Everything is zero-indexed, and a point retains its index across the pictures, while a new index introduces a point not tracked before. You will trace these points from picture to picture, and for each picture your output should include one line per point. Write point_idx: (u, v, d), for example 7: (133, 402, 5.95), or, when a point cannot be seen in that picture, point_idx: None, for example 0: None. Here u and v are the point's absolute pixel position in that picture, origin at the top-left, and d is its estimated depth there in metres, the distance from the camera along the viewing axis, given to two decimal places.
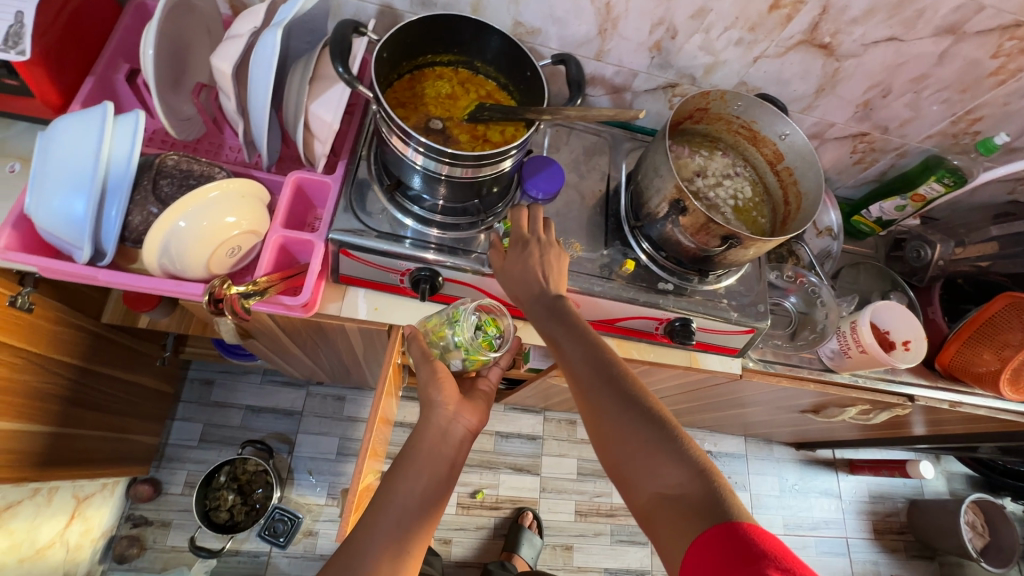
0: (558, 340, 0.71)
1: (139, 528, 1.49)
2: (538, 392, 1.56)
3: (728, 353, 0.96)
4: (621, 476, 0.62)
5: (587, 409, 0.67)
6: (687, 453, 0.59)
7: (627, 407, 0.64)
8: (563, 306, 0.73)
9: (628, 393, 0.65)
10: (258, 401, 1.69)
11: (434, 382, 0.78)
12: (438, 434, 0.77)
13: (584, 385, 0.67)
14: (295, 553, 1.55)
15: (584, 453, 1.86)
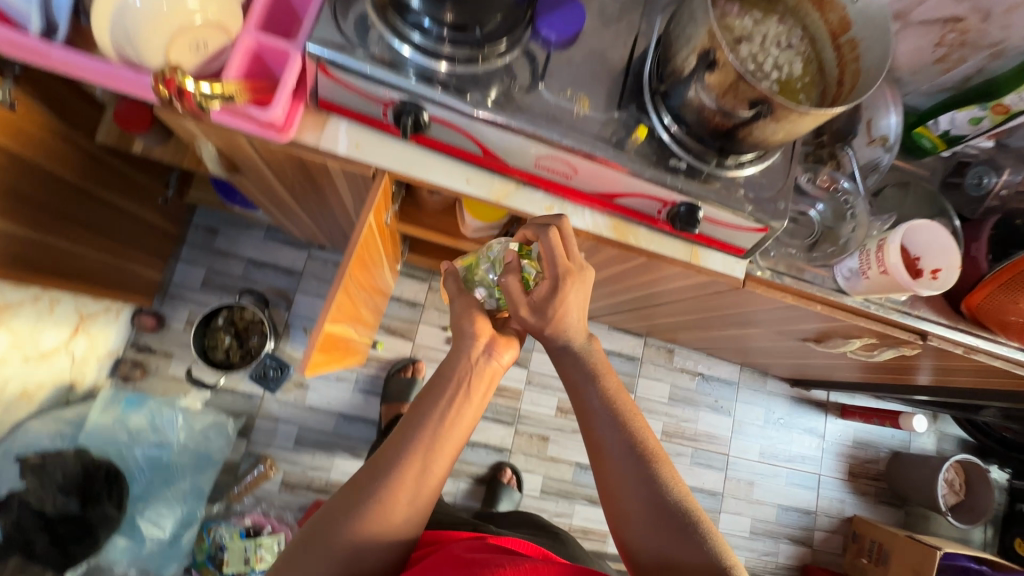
0: (584, 396, 0.79)
1: (143, 355, 1.58)
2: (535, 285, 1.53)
3: (733, 254, 0.89)
4: (628, 543, 0.73)
5: (609, 481, 0.75)
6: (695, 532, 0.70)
7: (652, 493, 0.73)
8: (591, 363, 0.80)
9: (654, 471, 0.74)
10: (260, 256, 1.70)
11: (468, 313, 0.81)
12: (466, 365, 0.78)
13: (609, 461, 0.75)
14: (285, 400, 1.65)
15: None
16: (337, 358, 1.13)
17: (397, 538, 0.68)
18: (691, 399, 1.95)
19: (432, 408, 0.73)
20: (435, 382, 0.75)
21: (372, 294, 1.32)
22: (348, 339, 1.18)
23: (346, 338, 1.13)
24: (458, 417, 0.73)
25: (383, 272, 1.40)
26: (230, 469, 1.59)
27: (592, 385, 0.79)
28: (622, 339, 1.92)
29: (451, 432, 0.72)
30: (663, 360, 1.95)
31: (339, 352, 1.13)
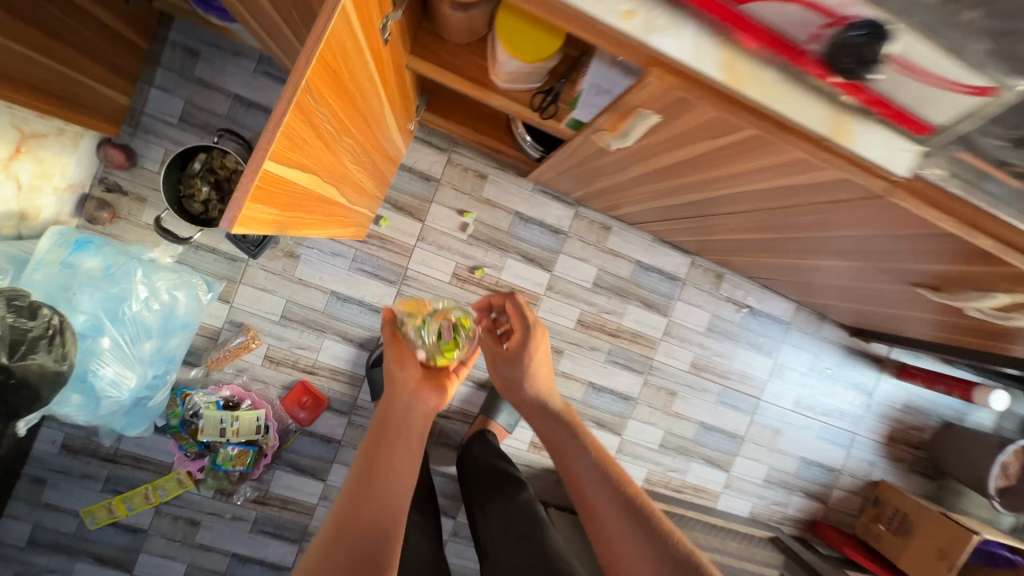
0: (573, 456, 1.11)
1: (112, 196, 1.37)
2: (582, 167, 1.24)
3: (908, 130, 0.57)
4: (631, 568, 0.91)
5: (600, 525, 1.00)
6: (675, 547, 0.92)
7: (647, 536, 0.94)
8: (572, 423, 1.15)
9: (644, 520, 0.97)
10: (250, 94, 1.41)
11: (396, 360, 0.93)
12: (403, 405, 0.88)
13: (607, 517, 0.99)
14: (272, 268, 1.46)
15: (606, 265, 1.61)
16: (303, 221, 0.84)
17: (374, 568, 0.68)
18: (731, 333, 1.70)
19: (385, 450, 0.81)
20: (381, 429, 0.83)
21: (369, 148, 1.03)
22: (325, 201, 0.89)
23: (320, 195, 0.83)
24: (405, 453, 0.82)
25: (388, 125, 1.10)
26: (209, 335, 1.45)
27: (573, 437, 1.13)
28: (666, 254, 1.64)
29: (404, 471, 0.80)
30: (709, 287, 1.67)
31: (308, 214, 0.84)
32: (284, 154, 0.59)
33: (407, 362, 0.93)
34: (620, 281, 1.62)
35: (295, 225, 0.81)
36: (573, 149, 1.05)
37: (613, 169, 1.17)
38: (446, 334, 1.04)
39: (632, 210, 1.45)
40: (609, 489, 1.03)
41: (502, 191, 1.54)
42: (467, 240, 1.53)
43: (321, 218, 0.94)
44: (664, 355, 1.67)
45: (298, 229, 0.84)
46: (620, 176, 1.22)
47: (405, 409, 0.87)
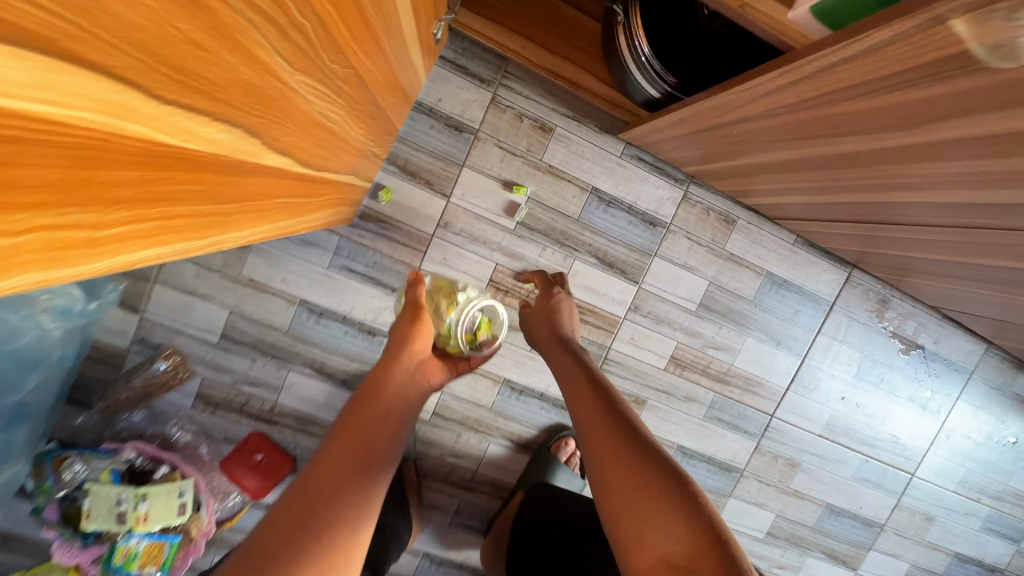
0: (578, 368, 0.68)
1: None
2: (777, 120, 0.56)
3: None
4: (624, 520, 0.48)
5: (590, 441, 0.56)
6: (696, 505, 0.47)
7: (639, 469, 0.50)
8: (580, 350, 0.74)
9: (644, 446, 0.53)
10: None
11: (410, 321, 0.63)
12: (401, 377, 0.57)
13: (593, 434, 0.56)
14: (206, 260, 0.92)
15: (721, 278, 1.05)
16: (85, 236, 0.24)
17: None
18: (888, 383, 1.16)
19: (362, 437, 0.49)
20: (362, 410, 0.52)
21: (344, 43, 0.42)
22: (187, 164, 0.28)
23: (127, 145, 0.23)
24: (391, 445, 0.51)
25: (389, 4, 0.49)
26: (108, 360, 0.93)
27: (579, 356, 0.70)
28: (811, 267, 1.08)
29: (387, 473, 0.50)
30: (867, 317, 1.12)
31: (106, 206, 0.24)
32: None
33: (428, 331, 0.63)
34: (740, 303, 1.07)
35: (23, 255, 0.20)
36: (852, 57, 0.40)
37: (851, 136, 0.52)
38: (473, 321, 0.73)
39: (783, 202, 0.88)
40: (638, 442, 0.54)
41: (575, 155, 0.97)
42: (515, 231, 0.98)
43: (196, 213, 0.33)
44: (789, 411, 1.14)
45: (70, 259, 0.24)
46: (842, 153, 0.57)
47: (402, 385, 0.56)
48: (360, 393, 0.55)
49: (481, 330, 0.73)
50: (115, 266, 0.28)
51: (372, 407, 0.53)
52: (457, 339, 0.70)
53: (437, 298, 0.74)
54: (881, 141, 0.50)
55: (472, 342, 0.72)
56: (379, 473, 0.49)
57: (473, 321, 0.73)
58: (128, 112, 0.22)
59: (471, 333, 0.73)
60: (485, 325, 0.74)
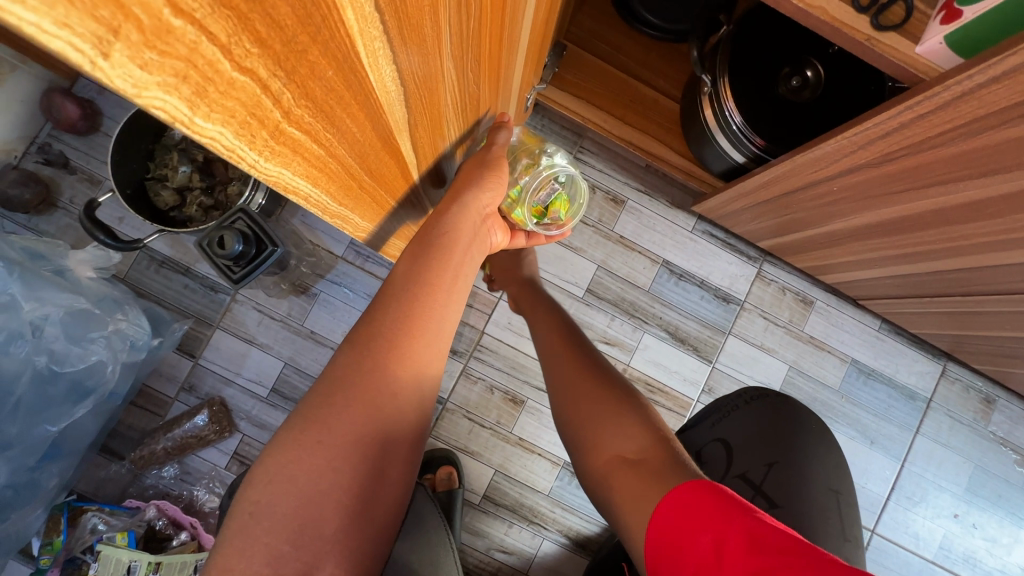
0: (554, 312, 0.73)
1: (51, 171, 0.88)
2: (892, 162, 0.55)
3: None
4: (587, 422, 0.57)
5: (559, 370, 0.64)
6: (650, 415, 0.56)
7: (602, 388, 0.59)
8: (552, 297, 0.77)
9: (610, 378, 0.61)
10: None
11: (491, 165, 0.56)
12: (471, 225, 0.54)
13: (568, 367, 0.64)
14: (271, 307, 0.91)
15: (802, 362, 0.98)
16: (276, 119, 0.21)
17: (403, 473, 0.46)
18: (1007, 503, 1.00)
19: (427, 279, 0.48)
20: (432, 248, 0.50)
21: (484, 58, 0.44)
22: (363, 94, 0.27)
23: (340, 28, 0.21)
24: (457, 292, 0.51)
25: (518, 43, 0.52)
26: (152, 408, 0.88)
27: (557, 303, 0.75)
28: (900, 357, 0.99)
29: (451, 314, 0.50)
30: (972, 419, 1.00)
31: (301, 93, 0.22)
32: None
33: (503, 181, 0.56)
34: (824, 393, 0.98)
35: (231, 104, 0.18)
36: (1006, 74, 0.40)
37: (982, 176, 0.50)
38: (550, 194, 0.64)
39: (865, 276, 0.85)
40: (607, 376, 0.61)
41: (646, 227, 0.97)
42: (584, 299, 0.95)
43: (346, 164, 0.31)
44: (893, 530, 0.97)
45: (256, 141, 0.21)
46: (956, 203, 0.55)
47: (470, 231, 0.53)
48: (426, 227, 0.52)
49: (550, 211, 0.65)
50: (273, 178, 0.24)
51: (440, 252, 0.50)
52: (524, 209, 0.63)
53: (516, 154, 0.64)
54: (1010, 183, 0.49)
55: (539, 217, 0.65)
56: (441, 322, 0.49)
57: (546, 198, 0.63)
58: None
59: (543, 206, 0.64)
60: (558, 209, 0.65)
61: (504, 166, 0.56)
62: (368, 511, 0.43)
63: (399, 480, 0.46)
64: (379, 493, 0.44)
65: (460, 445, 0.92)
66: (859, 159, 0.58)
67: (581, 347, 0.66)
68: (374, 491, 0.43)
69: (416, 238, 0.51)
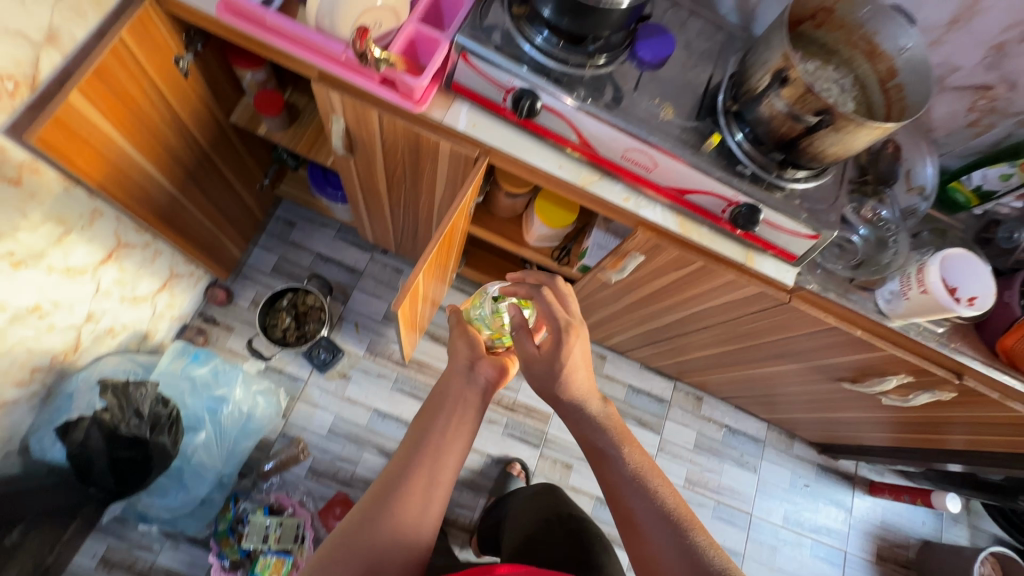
0: (610, 450, 0.93)
1: (207, 325, 1.68)
2: (715, 307, 1.20)
3: (785, 260, 0.98)
4: (643, 529, 0.84)
5: (618, 492, 0.89)
6: (688, 539, 0.81)
7: (662, 514, 0.84)
8: (612, 418, 0.97)
9: (669, 514, 0.84)
10: (328, 252, 1.84)
11: (461, 335, 1.03)
12: (463, 379, 0.97)
13: (636, 511, 0.85)
14: (326, 386, 1.71)
15: (604, 388, 1.92)
16: (406, 324, 1.34)
17: (411, 546, 0.78)
18: (715, 449, 1.95)
19: (434, 425, 0.91)
20: (433, 405, 0.94)
21: (439, 288, 1.56)
22: (417, 315, 1.39)
23: (414, 309, 1.33)
24: (456, 428, 0.90)
25: (449, 276, 1.65)
26: (263, 447, 1.63)
27: (617, 448, 0.92)
28: (651, 379, 1.97)
29: (449, 451, 0.87)
30: (691, 407, 1.97)
31: (408, 323, 1.35)
32: (413, 292, 1.09)
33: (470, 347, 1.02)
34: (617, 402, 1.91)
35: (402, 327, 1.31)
36: (585, 287, 1.43)
37: (755, 307, 1.12)
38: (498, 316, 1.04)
39: (621, 340, 1.81)
40: (660, 518, 0.84)
41: None
42: None
43: (409, 329, 1.44)
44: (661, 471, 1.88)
45: (403, 330, 1.35)
46: (780, 317, 1.12)
47: (457, 388, 0.96)
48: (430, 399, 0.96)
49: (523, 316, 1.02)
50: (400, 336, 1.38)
51: (434, 412, 0.92)
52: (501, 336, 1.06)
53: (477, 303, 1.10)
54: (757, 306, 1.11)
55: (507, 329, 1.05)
56: (443, 444, 0.88)
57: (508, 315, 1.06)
58: (417, 303, 1.33)
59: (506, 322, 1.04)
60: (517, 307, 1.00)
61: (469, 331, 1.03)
62: (382, 559, 0.75)
63: (406, 552, 0.77)
64: (393, 548, 0.77)
65: None
66: (689, 308, 1.27)
67: (634, 476, 0.89)
68: (390, 545, 0.77)
69: (428, 398, 0.96)
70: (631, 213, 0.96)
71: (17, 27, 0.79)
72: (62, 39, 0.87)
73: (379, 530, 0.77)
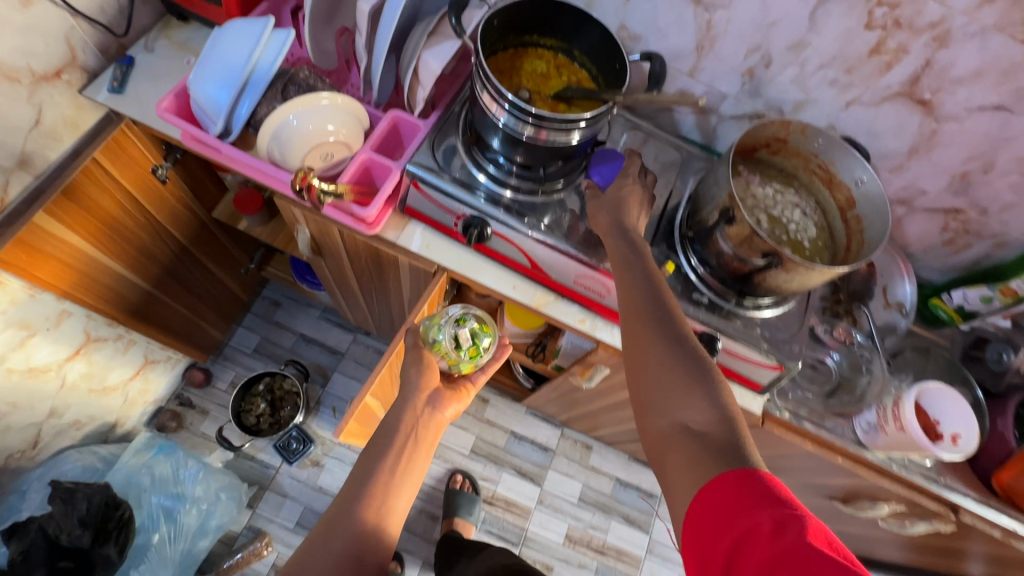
0: (627, 289, 0.73)
1: (182, 408, 1.66)
2: None
3: (751, 387, 0.93)
4: (654, 431, 0.63)
5: (638, 339, 0.69)
6: (716, 387, 0.62)
7: (684, 355, 0.65)
8: (641, 245, 0.77)
9: (680, 329, 0.68)
10: (311, 333, 1.83)
11: (416, 365, 0.92)
12: (411, 415, 0.90)
13: (638, 307, 0.71)
14: (298, 475, 1.64)
15: (589, 481, 1.82)
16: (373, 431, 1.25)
17: None
18: None
19: (383, 459, 0.86)
20: (381, 436, 0.88)
21: None
22: None
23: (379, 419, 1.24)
24: (409, 466, 0.86)
25: None
26: (226, 540, 1.55)
27: (638, 251, 0.76)
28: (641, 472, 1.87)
29: (400, 487, 0.84)
30: None
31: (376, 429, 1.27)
32: (363, 409, 1.02)
33: (428, 365, 0.92)
34: (604, 497, 1.80)
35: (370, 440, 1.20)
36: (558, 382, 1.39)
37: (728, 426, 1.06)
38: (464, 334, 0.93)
39: (607, 432, 1.73)
40: (654, 302, 0.70)
41: (500, 413, 1.85)
42: (470, 455, 1.79)
43: None
44: None
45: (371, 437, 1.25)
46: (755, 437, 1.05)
47: (407, 422, 0.90)
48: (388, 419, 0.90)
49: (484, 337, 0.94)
50: None
51: (388, 437, 0.88)
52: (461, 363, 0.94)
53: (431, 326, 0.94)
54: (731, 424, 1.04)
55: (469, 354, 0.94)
56: (392, 478, 0.84)
57: (468, 338, 0.94)
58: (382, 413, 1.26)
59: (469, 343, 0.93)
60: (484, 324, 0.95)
61: (425, 355, 0.92)
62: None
63: None
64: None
65: (403, 546, 1.65)
66: None
67: (651, 313, 0.69)
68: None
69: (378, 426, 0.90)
70: (588, 335, 0.93)
71: None
72: (35, 162, 0.91)
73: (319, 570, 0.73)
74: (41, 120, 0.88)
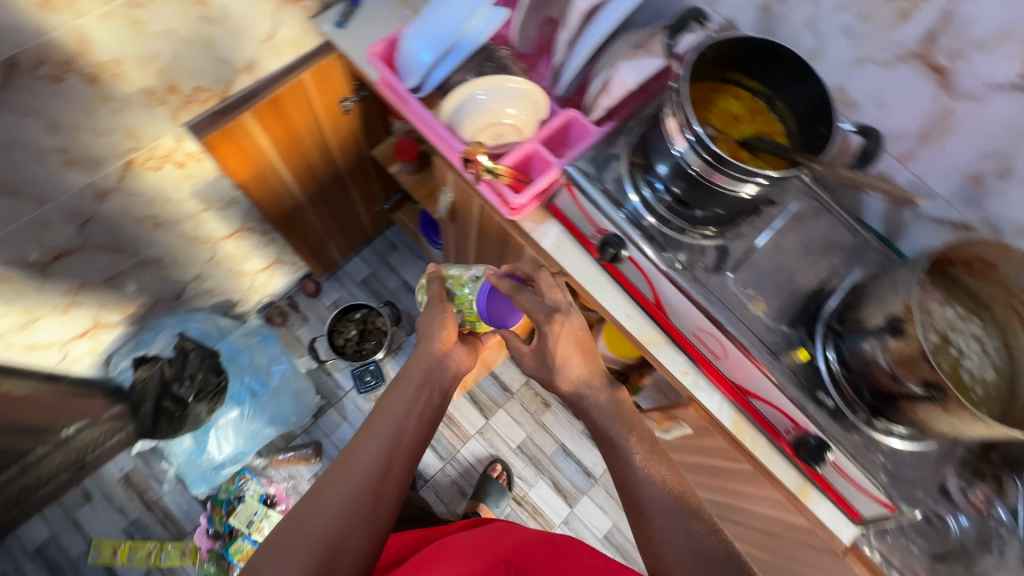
0: (626, 464, 0.77)
1: (289, 309, 1.84)
2: (754, 508, 1.06)
3: (847, 513, 0.83)
4: None
5: (647, 530, 0.72)
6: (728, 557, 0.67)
7: (692, 541, 0.68)
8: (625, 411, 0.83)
9: (694, 523, 0.70)
10: (414, 283, 1.93)
11: (439, 318, 0.97)
12: (433, 364, 0.94)
13: (643, 488, 0.74)
14: (360, 405, 1.76)
15: (621, 524, 1.75)
16: None
17: (366, 519, 0.76)
18: None
19: (403, 399, 0.89)
20: (403, 377, 0.92)
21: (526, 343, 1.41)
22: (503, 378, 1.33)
23: None
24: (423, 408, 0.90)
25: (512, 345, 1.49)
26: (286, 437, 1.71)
27: (624, 433, 0.79)
28: None
29: (412, 422, 0.87)
30: None
31: None
32: None
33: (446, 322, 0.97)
34: (630, 546, 1.73)
35: None
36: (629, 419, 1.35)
37: (799, 539, 0.97)
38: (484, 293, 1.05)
39: None
40: (667, 503, 0.72)
41: (557, 422, 1.84)
42: (515, 450, 1.80)
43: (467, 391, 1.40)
44: None
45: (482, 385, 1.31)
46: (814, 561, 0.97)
47: (430, 365, 0.94)
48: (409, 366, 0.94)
49: None
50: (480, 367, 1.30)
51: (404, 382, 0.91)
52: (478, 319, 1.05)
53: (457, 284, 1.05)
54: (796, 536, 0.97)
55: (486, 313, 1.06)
56: (410, 417, 0.87)
57: None
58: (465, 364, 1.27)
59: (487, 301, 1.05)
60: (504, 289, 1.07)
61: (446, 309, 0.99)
62: (339, 548, 0.72)
63: (358, 520, 0.75)
64: (350, 531, 0.73)
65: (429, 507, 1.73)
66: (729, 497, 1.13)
67: (654, 500, 0.73)
68: (347, 525, 0.74)
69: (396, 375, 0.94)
70: (686, 389, 0.89)
71: (227, 56, 0.96)
72: (258, 69, 1.04)
73: (333, 502, 0.75)
74: (275, 35, 1.01)
